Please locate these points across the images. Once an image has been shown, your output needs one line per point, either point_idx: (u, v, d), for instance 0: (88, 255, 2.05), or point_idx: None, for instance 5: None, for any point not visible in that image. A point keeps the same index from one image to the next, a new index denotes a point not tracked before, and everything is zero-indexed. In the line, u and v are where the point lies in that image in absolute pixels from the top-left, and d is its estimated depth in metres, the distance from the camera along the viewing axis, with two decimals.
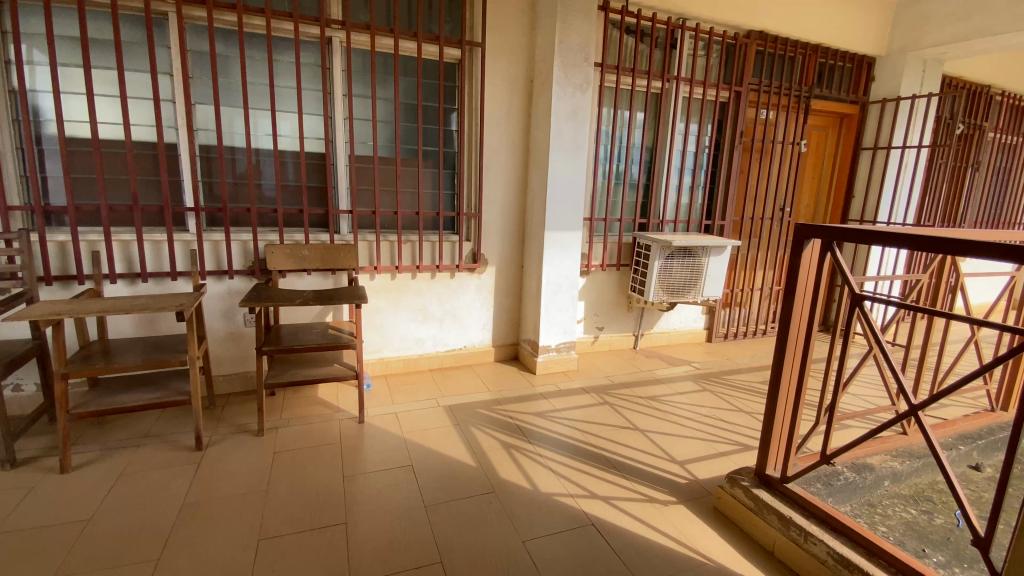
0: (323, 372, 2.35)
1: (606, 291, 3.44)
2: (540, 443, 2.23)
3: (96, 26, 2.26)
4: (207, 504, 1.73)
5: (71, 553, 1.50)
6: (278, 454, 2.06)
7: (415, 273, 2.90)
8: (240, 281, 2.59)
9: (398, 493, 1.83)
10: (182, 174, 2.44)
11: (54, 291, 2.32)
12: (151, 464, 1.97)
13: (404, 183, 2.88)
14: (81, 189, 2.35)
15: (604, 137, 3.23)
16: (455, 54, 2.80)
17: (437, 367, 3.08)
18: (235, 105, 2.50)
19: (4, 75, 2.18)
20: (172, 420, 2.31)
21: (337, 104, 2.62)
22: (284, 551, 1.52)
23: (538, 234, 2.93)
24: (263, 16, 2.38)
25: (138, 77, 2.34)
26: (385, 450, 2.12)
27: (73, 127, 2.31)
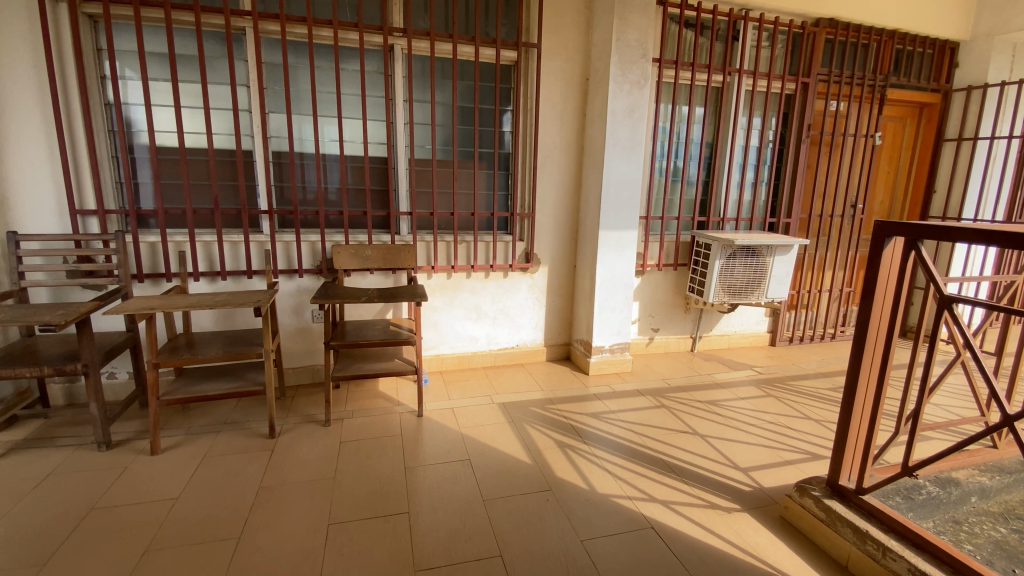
0: (385, 366, 2.44)
1: (662, 291, 3.37)
2: (595, 443, 2.22)
3: (183, 44, 2.46)
4: (280, 488, 1.84)
5: (162, 528, 1.63)
6: (343, 444, 2.16)
7: (470, 272, 2.95)
8: (309, 279, 2.74)
9: (457, 486, 1.87)
10: (257, 180, 2.61)
11: (145, 288, 2.54)
12: (228, 449, 2.11)
13: (461, 184, 2.94)
14: (169, 194, 2.56)
15: (661, 134, 3.16)
16: (511, 56, 2.83)
17: (491, 365, 3.12)
18: (305, 113, 2.64)
19: (100, 90, 2.41)
20: (247, 409, 2.47)
21: (398, 109, 2.72)
22: (351, 537, 1.59)
23: (592, 233, 2.91)
24: (330, 27, 2.51)
25: (219, 89, 2.53)
26: (443, 444, 2.18)
27: (162, 136, 2.51)
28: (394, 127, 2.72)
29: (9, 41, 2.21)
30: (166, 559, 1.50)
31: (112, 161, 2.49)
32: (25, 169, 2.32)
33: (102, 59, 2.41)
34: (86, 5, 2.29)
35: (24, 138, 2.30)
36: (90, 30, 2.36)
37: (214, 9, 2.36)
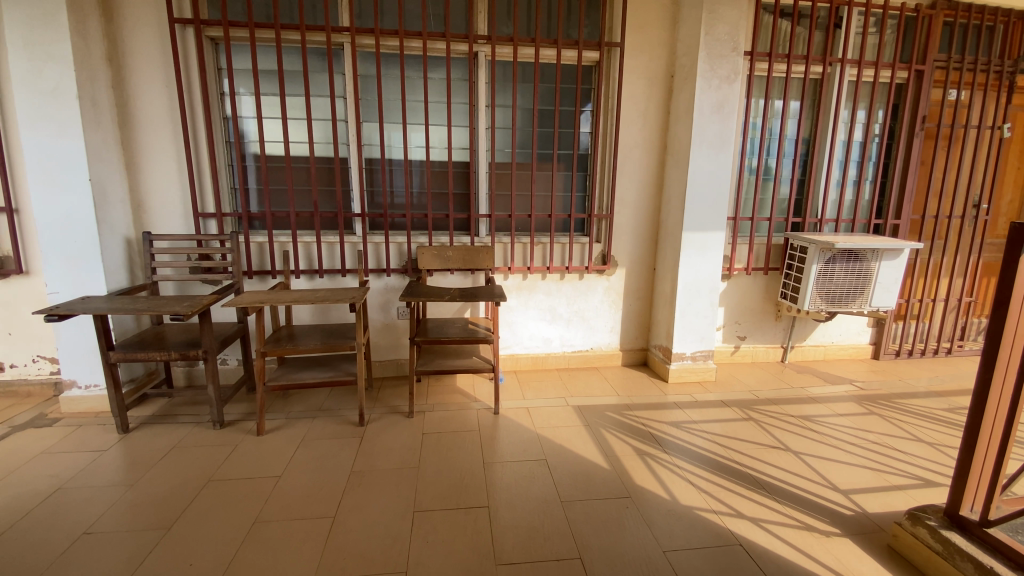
0: (464, 363, 2.51)
1: (749, 297, 3.18)
2: (675, 453, 2.15)
3: (290, 60, 2.69)
4: (369, 473, 1.95)
5: (267, 503, 1.79)
6: (425, 436, 2.25)
7: (546, 273, 2.96)
8: (395, 278, 2.89)
9: (535, 485, 1.88)
10: (351, 185, 2.79)
11: (253, 283, 2.80)
12: (323, 434, 2.27)
13: (539, 187, 2.96)
14: (275, 198, 2.80)
15: (751, 131, 3.00)
16: (594, 56, 2.81)
17: (565, 367, 3.11)
18: (395, 122, 2.79)
19: (220, 105, 2.68)
20: (339, 398, 2.65)
21: (481, 114, 2.79)
22: (434, 525, 1.65)
23: (674, 235, 2.82)
24: (420, 38, 2.63)
25: (320, 102, 2.74)
26: (519, 443, 2.20)
27: (270, 146, 2.76)
28: (477, 132, 2.79)
29: (147, 64, 2.53)
30: (271, 531, 1.64)
31: (228, 169, 2.76)
32: (159, 176, 2.64)
33: (221, 77, 2.69)
34: (210, 29, 2.56)
35: (158, 149, 2.62)
36: (212, 51, 2.63)
37: (317, 28, 2.56)
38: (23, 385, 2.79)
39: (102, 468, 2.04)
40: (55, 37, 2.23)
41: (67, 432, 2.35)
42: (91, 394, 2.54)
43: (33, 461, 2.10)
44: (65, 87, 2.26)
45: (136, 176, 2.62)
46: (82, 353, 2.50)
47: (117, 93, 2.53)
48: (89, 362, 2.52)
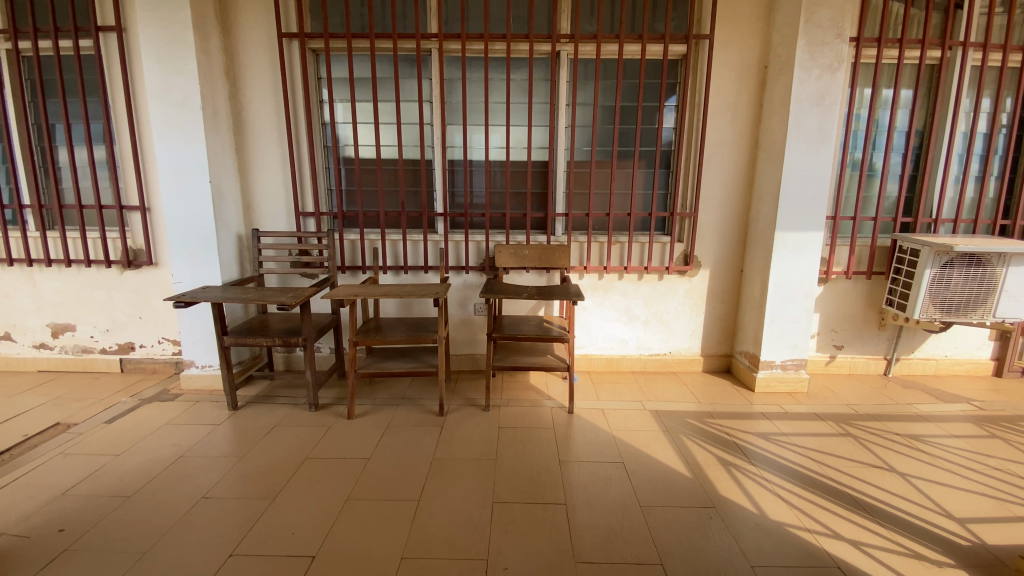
0: (539, 360, 2.53)
1: (847, 303, 2.94)
2: (762, 465, 2.04)
3: (382, 68, 2.85)
4: (450, 461, 2.03)
5: (358, 482, 1.91)
6: (502, 430, 2.30)
7: (623, 273, 2.91)
8: (474, 276, 2.97)
9: (612, 487, 1.87)
10: (435, 186, 2.91)
11: (345, 278, 3.00)
12: (406, 422, 2.39)
13: (619, 185, 2.92)
14: (367, 199, 2.99)
15: (854, 123, 2.77)
16: (680, 50, 2.72)
17: (640, 370, 3.04)
18: (478, 123, 2.87)
19: (319, 112, 2.89)
20: (420, 389, 2.77)
21: (561, 113, 2.80)
22: (512, 517, 1.68)
23: (765, 235, 2.67)
24: (504, 41, 2.68)
25: (409, 106, 2.88)
26: (595, 443, 2.18)
27: (362, 150, 2.94)
28: (557, 131, 2.80)
29: (259, 76, 2.79)
30: (361, 508, 1.75)
31: (326, 171, 2.97)
32: (266, 179, 2.90)
33: (321, 86, 2.89)
34: (312, 42, 2.77)
35: (265, 154, 2.87)
36: (314, 62, 2.84)
37: (408, 35, 2.70)
38: (150, 363, 3.18)
39: (216, 441, 2.27)
40: (184, 55, 2.50)
41: (186, 406, 2.65)
42: (206, 373, 2.83)
43: (159, 431, 2.38)
44: (190, 99, 2.54)
45: (247, 178, 2.90)
46: (200, 337, 2.80)
47: (233, 104, 2.80)
48: (204, 345, 2.81)
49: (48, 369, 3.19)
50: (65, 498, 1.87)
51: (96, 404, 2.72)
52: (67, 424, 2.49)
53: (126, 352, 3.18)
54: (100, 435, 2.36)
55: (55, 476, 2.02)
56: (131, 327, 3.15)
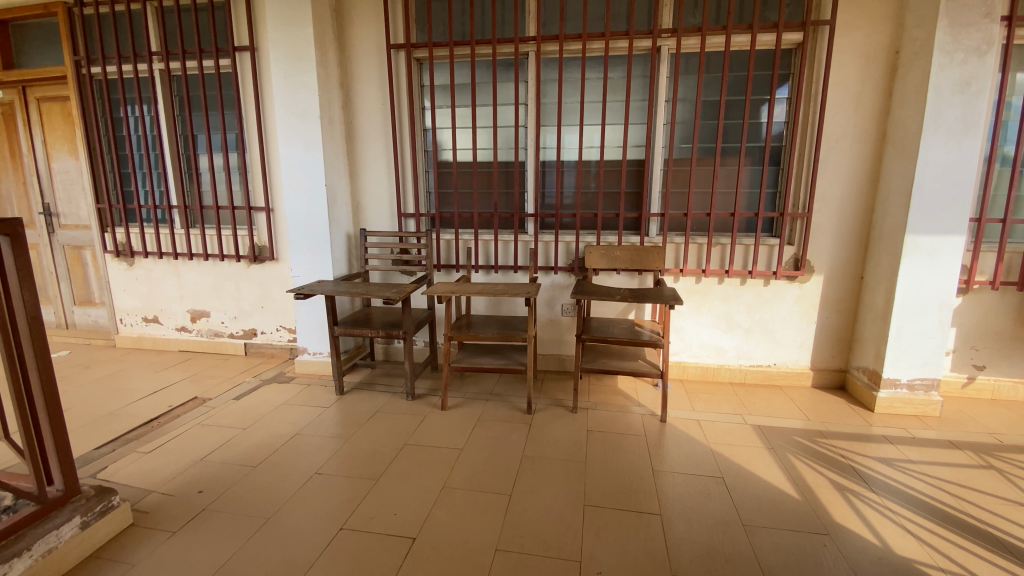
0: (629, 364, 2.47)
1: (992, 317, 2.57)
2: (883, 493, 1.84)
3: (481, 73, 2.94)
4: (539, 460, 2.05)
5: (453, 472, 1.98)
6: (591, 433, 2.27)
7: (723, 277, 2.77)
8: (563, 276, 2.97)
9: (711, 501, 1.78)
10: (528, 187, 2.95)
11: (440, 276, 3.14)
12: (496, 417, 2.44)
13: (721, 183, 2.77)
14: (463, 200, 3.10)
15: (1005, 113, 2.41)
16: (795, 38, 2.54)
17: (740, 381, 2.87)
18: (572, 124, 2.86)
19: (421, 118, 3.04)
20: (509, 386, 2.83)
21: (659, 110, 2.72)
22: (605, 522, 1.66)
23: (891, 238, 2.41)
24: (603, 39, 2.66)
25: (506, 109, 2.95)
26: (689, 455, 2.10)
27: (460, 153, 3.05)
28: (655, 128, 2.72)
29: (369, 86, 2.99)
30: (457, 497, 1.82)
31: (425, 174, 3.12)
32: (372, 181, 3.11)
33: (423, 93, 3.04)
34: (417, 51, 2.92)
35: (372, 159, 3.08)
36: (418, 71, 3.00)
37: (507, 40, 2.77)
38: (270, 348, 3.53)
39: (325, 422, 2.47)
40: (306, 69, 2.75)
41: (299, 389, 2.91)
42: (317, 359, 3.10)
43: (278, 410, 2.64)
44: (310, 110, 2.79)
45: (356, 181, 3.12)
46: (313, 326, 3.06)
47: (346, 113, 3.03)
48: (316, 334, 3.07)
49: (187, 349, 3.65)
50: (204, 463, 2.13)
51: (225, 383, 3.07)
52: (203, 399, 2.84)
53: (250, 338, 3.56)
54: (230, 410, 2.66)
55: (195, 443, 2.32)
56: (255, 315, 3.51)
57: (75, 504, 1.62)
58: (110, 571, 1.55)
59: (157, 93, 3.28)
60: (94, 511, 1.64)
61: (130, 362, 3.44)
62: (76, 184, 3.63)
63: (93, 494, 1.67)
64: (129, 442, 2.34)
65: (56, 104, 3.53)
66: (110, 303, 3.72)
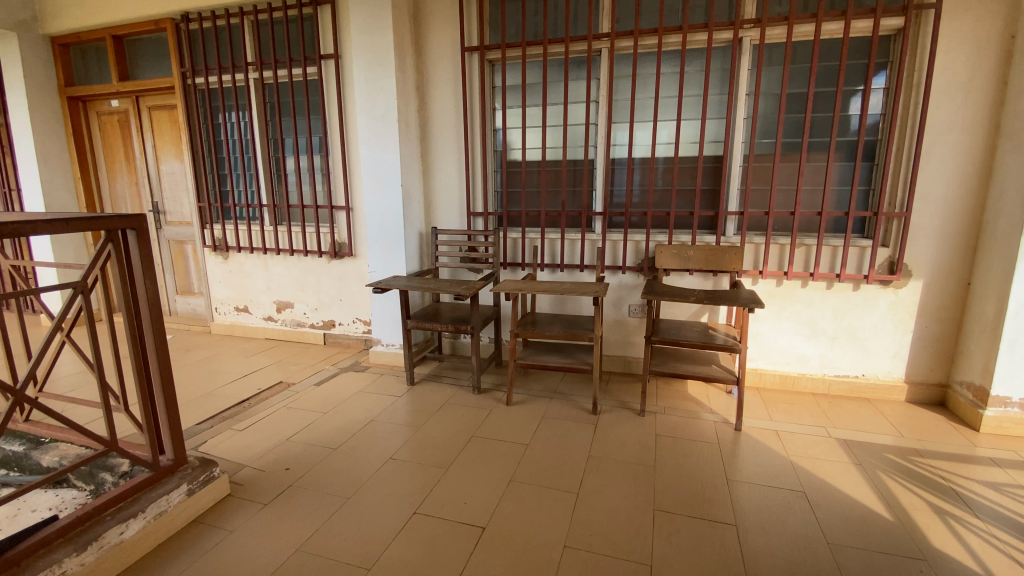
0: (701, 369, 2.38)
1: None
2: (992, 520, 1.67)
3: (553, 72, 2.96)
4: (606, 461, 2.03)
5: (519, 466, 2.01)
6: (659, 437, 2.22)
7: (807, 280, 2.61)
8: (631, 276, 2.92)
9: (791, 516, 1.69)
10: (597, 185, 2.92)
11: (506, 273, 3.18)
12: (562, 416, 2.45)
13: (806, 180, 2.61)
14: (531, 199, 3.12)
15: None
16: (895, 24, 2.34)
17: (822, 392, 2.69)
18: (645, 120, 2.81)
19: (492, 118, 3.10)
20: (573, 385, 2.83)
21: (740, 104, 2.60)
22: (676, 528, 1.63)
23: (1005, 241, 2.17)
24: (680, 32, 2.59)
25: (577, 107, 2.94)
26: (766, 466, 2.00)
27: (529, 152, 3.08)
28: (734, 124, 2.61)
29: (443, 89, 3.09)
30: (524, 491, 1.85)
31: (495, 173, 3.17)
32: (444, 180, 3.20)
33: (495, 94, 3.10)
34: (490, 53, 2.98)
35: (445, 159, 3.17)
36: (490, 72, 3.06)
37: (580, 38, 2.76)
38: (346, 338, 3.73)
39: (397, 411, 2.59)
40: (386, 74, 2.88)
41: (373, 378, 3.06)
42: (389, 351, 3.24)
43: (354, 397, 2.79)
44: (389, 113, 2.92)
45: (429, 180, 3.24)
46: (386, 319, 3.21)
47: (421, 115, 3.15)
48: (389, 327, 3.22)
49: (273, 337, 3.94)
50: (290, 443, 2.30)
51: (307, 369, 3.29)
52: (287, 383, 3.06)
53: (329, 328, 3.79)
54: (311, 395, 2.85)
55: (282, 423, 2.50)
56: (333, 307, 3.73)
57: (182, 473, 1.80)
58: (212, 535, 1.71)
59: (251, 100, 3.56)
60: (198, 480, 1.82)
61: (225, 347, 3.76)
62: (181, 184, 4.01)
63: (197, 465, 1.86)
64: (225, 419, 2.57)
65: (165, 112, 3.91)
66: (208, 293, 4.08)
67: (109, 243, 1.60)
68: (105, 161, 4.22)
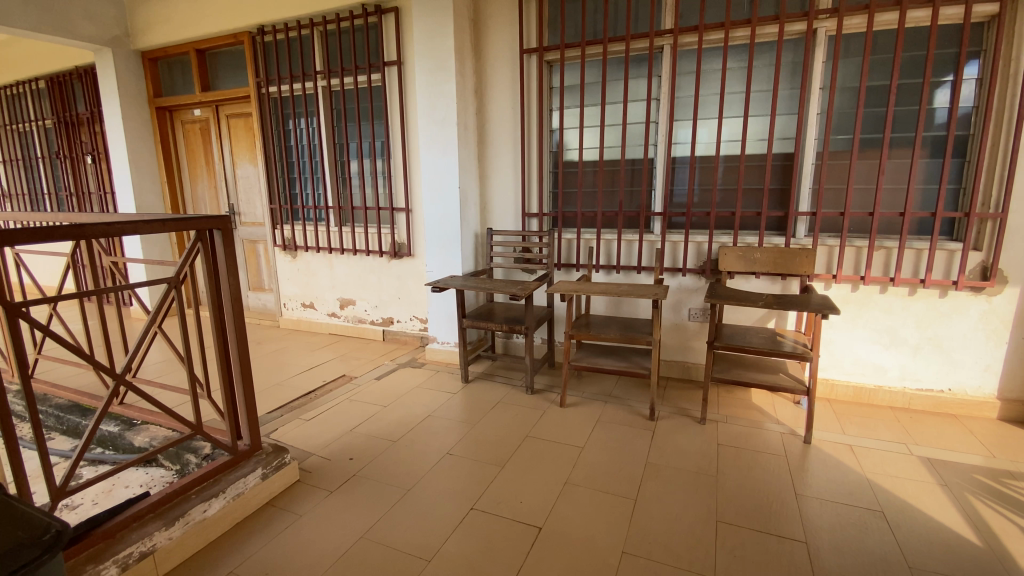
0: (767, 377, 2.28)
1: None
2: None
3: (613, 71, 2.92)
4: (665, 468, 1.99)
5: (575, 469, 2.00)
6: (721, 447, 2.14)
7: (887, 286, 2.44)
8: (691, 279, 2.83)
9: (868, 536, 1.59)
10: (656, 185, 2.86)
11: (561, 274, 3.17)
12: (617, 420, 2.41)
13: (886, 178, 2.44)
14: (587, 200, 3.09)
15: None
16: (991, 9, 2.15)
17: (901, 406, 2.51)
18: (709, 117, 2.71)
19: (549, 119, 3.10)
20: (628, 389, 2.78)
21: (813, 99, 2.47)
22: (741, 541, 1.57)
23: None
24: (748, 26, 2.48)
25: (637, 105, 2.89)
26: (838, 482, 1.89)
27: (586, 152, 3.05)
28: (806, 119, 2.48)
29: (501, 91, 3.12)
30: (580, 493, 1.84)
31: (551, 174, 3.17)
32: (501, 181, 3.23)
33: (553, 94, 3.10)
34: (549, 54, 2.98)
35: (501, 161, 3.20)
36: (548, 72, 3.06)
37: (641, 35, 2.71)
38: (404, 335, 3.85)
39: (453, 407, 2.64)
40: (446, 78, 2.95)
41: (429, 375, 3.14)
42: (444, 349, 3.32)
43: (412, 392, 2.87)
44: (448, 117, 2.98)
45: (485, 182, 3.28)
46: (442, 317, 3.28)
47: (479, 118, 3.20)
48: (445, 325, 3.29)
49: (336, 333, 4.12)
50: (353, 434, 2.40)
51: (367, 364, 3.42)
52: (350, 377, 3.19)
53: (387, 325, 3.92)
54: (371, 389, 2.96)
55: (345, 415, 2.62)
56: (392, 305, 3.86)
57: (258, 457, 1.92)
58: (283, 517, 1.82)
59: (319, 107, 3.75)
60: (271, 465, 1.94)
61: (292, 341, 3.98)
62: (255, 187, 4.27)
63: (270, 451, 1.97)
64: (293, 409, 2.72)
65: (241, 119, 4.18)
66: (277, 289, 4.33)
67: (198, 243, 1.75)
68: (187, 166, 4.56)
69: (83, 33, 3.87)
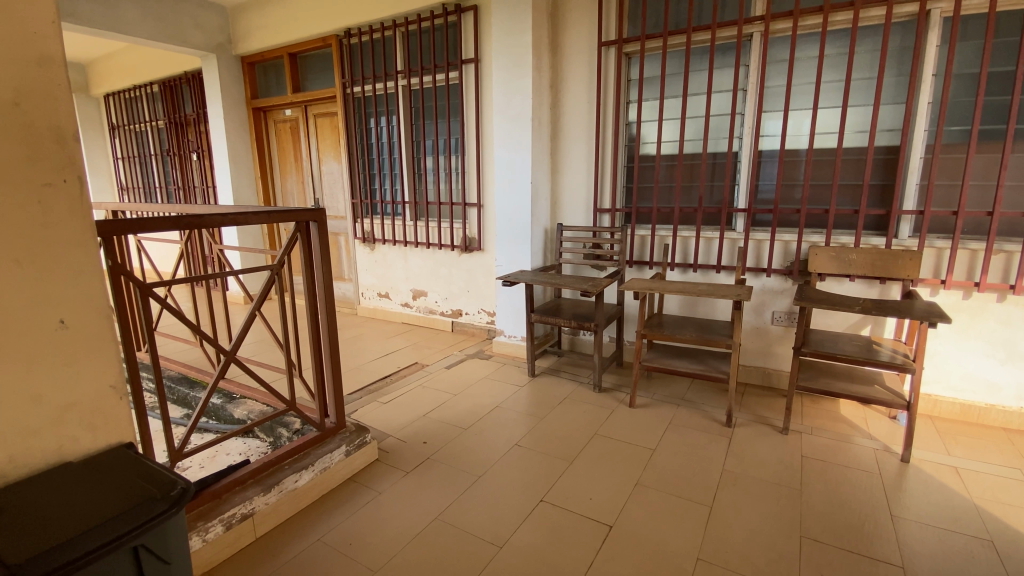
0: (861, 389, 2.11)
1: None
2: None
3: (696, 62, 2.82)
4: (743, 477, 1.90)
5: (646, 471, 1.97)
6: (805, 459, 2.03)
7: (1007, 294, 2.19)
8: (776, 280, 2.68)
9: (978, 568, 1.44)
10: (740, 180, 2.73)
11: (633, 272, 3.11)
12: (690, 424, 2.35)
13: (1010, 173, 2.18)
14: (664, 196, 3.02)
15: None
16: None
17: (1018, 428, 2.24)
18: (802, 108, 2.54)
19: (625, 113, 3.05)
20: (701, 393, 2.69)
21: (924, 86, 2.25)
22: (828, 560, 1.48)
23: None
24: (851, 9, 2.30)
25: (721, 97, 2.77)
26: (940, 505, 1.73)
27: (664, 146, 2.97)
28: (915, 109, 2.26)
29: (577, 85, 3.10)
30: (651, 495, 1.81)
31: (626, 169, 3.12)
32: (574, 176, 3.22)
33: (631, 87, 3.04)
34: (629, 46, 2.92)
35: (575, 156, 3.19)
36: (626, 65, 3.00)
37: (729, 23, 2.59)
38: (472, 327, 3.94)
39: (521, 400, 2.68)
40: (522, 74, 2.97)
41: (497, 366, 3.21)
42: (512, 342, 3.37)
43: (480, 383, 2.95)
44: (523, 113, 3.01)
45: (558, 177, 3.28)
46: (510, 311, 3.33)
47: (554, 113, 3.20)
48: (512, 319, 3.34)
49: (409, 322, 4.30)
50: (426, 419, 2.51)
51: (438, 353, 3.54)
52: (422, 364, 3.33)
53: (456, 317, 4.03)
54: (442, 377, 3.07)
55: (417, 401, 2.74)
56: (462, 297, 3.97)
57: (342, 435, 2.05)
58: (363, 493, 1.94)
59: (400, 106, 3.91)
60: (354, 443, 2.06)
61: (368, 329, 4.20)
62: (338, 182, 4.53)
63: (353, 430, 2.10)
64: (371, 392, 2.88)
65: (327, 118, 4.45)
66: (356, 279, 4.58)
67: (297, 234, 1.89)
68: (278, 162, 4.92)
69: (193, 41, 4.28)
